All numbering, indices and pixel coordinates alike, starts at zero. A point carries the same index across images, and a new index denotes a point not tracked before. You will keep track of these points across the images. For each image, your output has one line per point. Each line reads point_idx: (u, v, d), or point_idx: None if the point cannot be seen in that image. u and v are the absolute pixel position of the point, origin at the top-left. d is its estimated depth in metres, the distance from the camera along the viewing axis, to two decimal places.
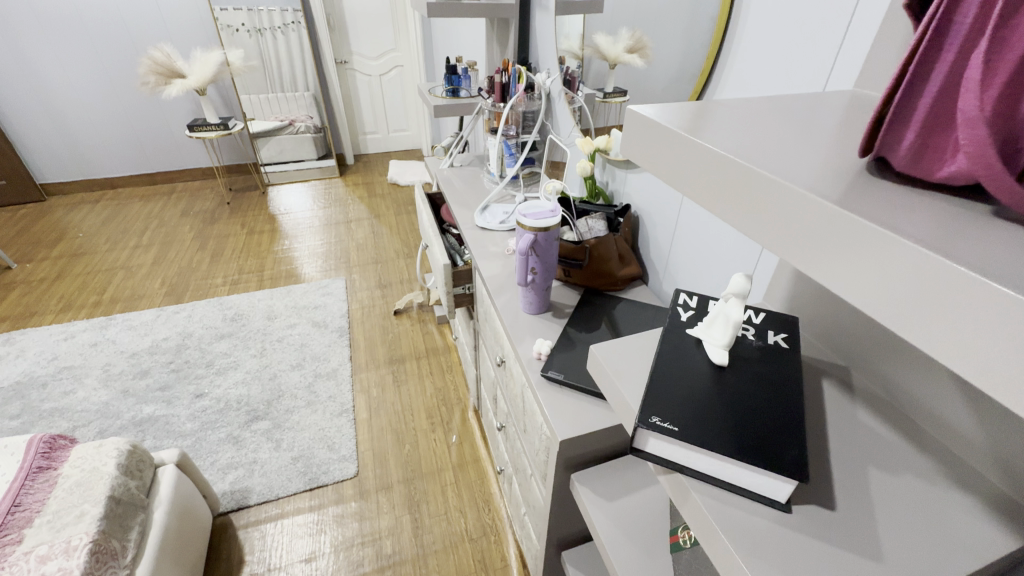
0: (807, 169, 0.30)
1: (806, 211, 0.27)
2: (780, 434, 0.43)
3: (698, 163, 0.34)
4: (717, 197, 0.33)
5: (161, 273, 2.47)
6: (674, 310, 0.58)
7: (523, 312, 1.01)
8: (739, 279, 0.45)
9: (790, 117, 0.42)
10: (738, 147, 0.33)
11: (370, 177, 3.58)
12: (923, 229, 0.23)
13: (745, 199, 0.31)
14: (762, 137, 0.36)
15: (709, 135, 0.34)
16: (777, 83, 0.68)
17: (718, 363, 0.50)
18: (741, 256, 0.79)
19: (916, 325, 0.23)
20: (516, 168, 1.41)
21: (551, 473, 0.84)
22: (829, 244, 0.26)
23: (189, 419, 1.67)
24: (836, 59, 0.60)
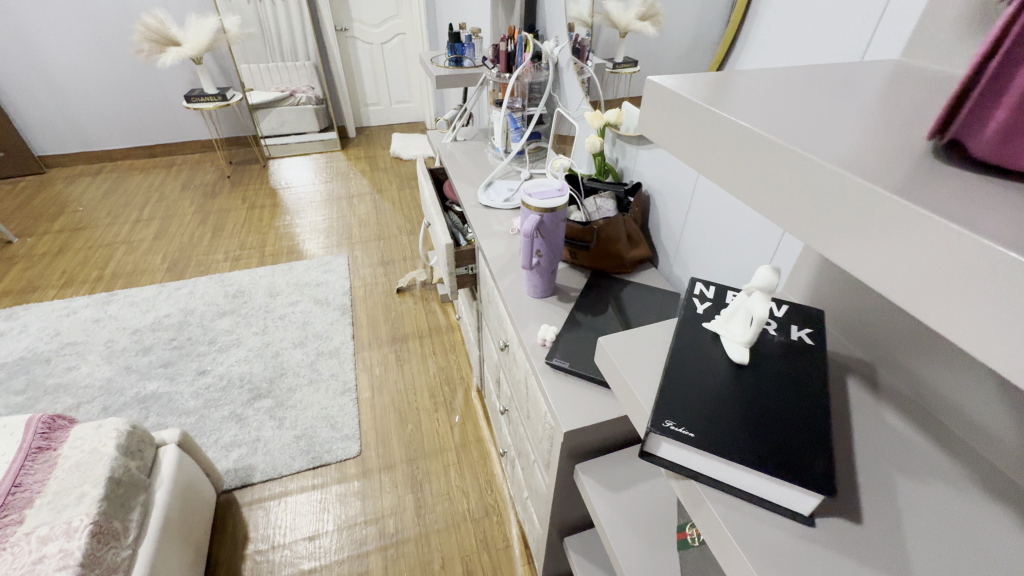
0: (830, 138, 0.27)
1: (822, 181, 0.25)
2: (801, 437, 0.40)
3: (723, 137, 0.30)
4: (729, 171, 0.30)
5: (161, 247, 2.45)
6: (689, 302, 0.54)
7: (527, 295, 0.97)
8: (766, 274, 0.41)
9: (823, 81, 0.38)
10: (767, 120, 0.30)
11: (372, 150, 3.50)
12: (952, 200, 0.21)
13: (760, 170, 0.28)
14: (799, 109, 0.32)
15: (726, 102, 0.32)
16: (808, 49, 0.62)
17: (738, 361, 0.46)
18: (760, 239, 0.74)
19: (926, 303, 0.21)
20: (522, 142, 1.35)
21: (553, 462, 0.82)
22: (845, 217, 0.24)
23: (193, 396, 1.67)
24: (880, 19, 0.53)
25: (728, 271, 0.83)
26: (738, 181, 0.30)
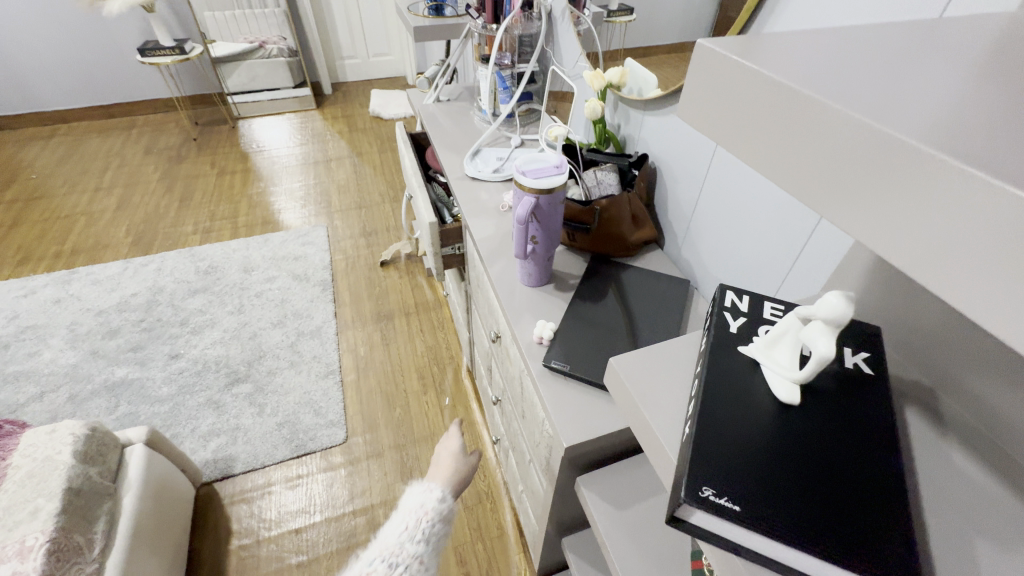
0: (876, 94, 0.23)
1: (854, 138, 0.21)
2: (864, 501, 0.33)
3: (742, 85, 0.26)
4: (744, 130, 0.26)
5: (125, 219, 2.28)
6: (719, 318, 0.44)
7: (520, 284, 0.88)
8: (839, 304, 0.32)
9: (880, 25, 0.31)
10: (797, 69, 0.25)
11: (350, 109, 3.27)
12: (1003, 158, 0.18)
13: (788, 133, 0.24)
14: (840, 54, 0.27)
15: (756, 50, 0.27)
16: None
17: (786, 401, 0.38)
18: (792, 218, 0.63)
19: (973, 294, 0.18)
20: (512, 105, 1.21)
21: (551, 471, 0.75)
22: (869, 184, 0.21)
23: (166, 382, 1.57)
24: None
25: (749, 254, 0.73)
26: (759, 149, 0.26)
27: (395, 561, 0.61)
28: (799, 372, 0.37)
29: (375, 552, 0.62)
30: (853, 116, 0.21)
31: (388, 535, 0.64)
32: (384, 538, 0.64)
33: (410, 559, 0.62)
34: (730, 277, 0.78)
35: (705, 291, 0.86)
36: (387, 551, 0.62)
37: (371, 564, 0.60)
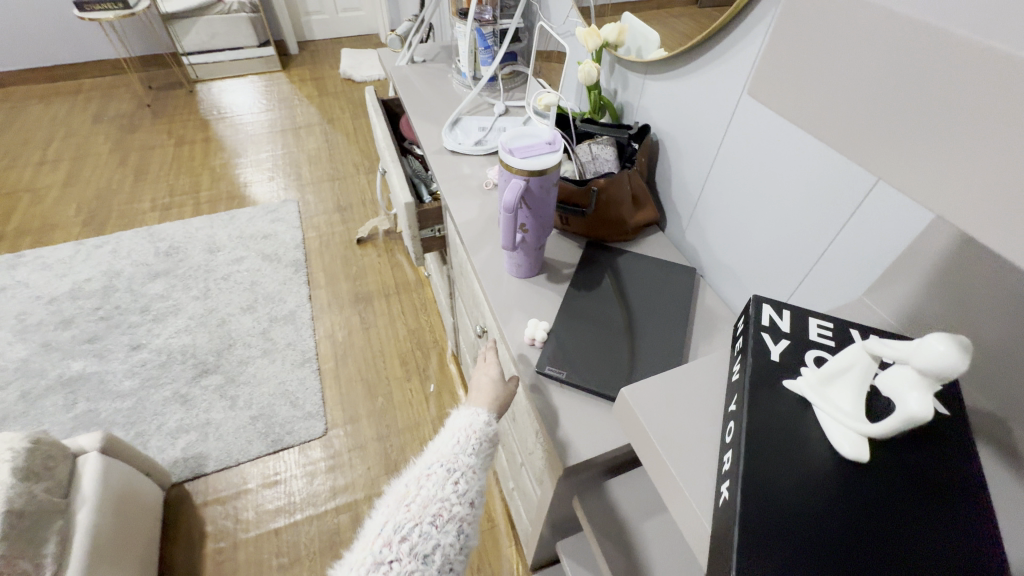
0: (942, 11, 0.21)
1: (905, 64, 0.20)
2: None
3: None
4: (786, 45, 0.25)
5: (74, 196, 2.09)
6: (758, 341, 0.36)
7: (508, 275, 0.78)
8: (950, 357, 0.24)
9: None
10: None
11: (319, 70, 3.03)
12: None
13: (840, 61, 0.23)
14: None
15: None
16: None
17: (852, 458, 0.30)
18: (832, 189, 0.53)
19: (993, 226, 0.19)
20: (494, 66, 1.08)
21: (547, 484, 0.68)
22: (911, 113, 0.20)
23: (127, 375, 1.46)
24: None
25: (773, 234, 0.63)
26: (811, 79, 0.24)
27: (451, 468, 0.57)
28: (872, 424, 0.29)
29: (431, 458, 0.58)
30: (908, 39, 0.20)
31: (441, 445, 0.59)
32: (437, 445, 0.60)
33: (467, 468, 0.57)
34: (744, 264, 0.70)
35: (712, 279, 0.78)
36: (443, 457, 0.57)
37: (428, 468, 0.57)
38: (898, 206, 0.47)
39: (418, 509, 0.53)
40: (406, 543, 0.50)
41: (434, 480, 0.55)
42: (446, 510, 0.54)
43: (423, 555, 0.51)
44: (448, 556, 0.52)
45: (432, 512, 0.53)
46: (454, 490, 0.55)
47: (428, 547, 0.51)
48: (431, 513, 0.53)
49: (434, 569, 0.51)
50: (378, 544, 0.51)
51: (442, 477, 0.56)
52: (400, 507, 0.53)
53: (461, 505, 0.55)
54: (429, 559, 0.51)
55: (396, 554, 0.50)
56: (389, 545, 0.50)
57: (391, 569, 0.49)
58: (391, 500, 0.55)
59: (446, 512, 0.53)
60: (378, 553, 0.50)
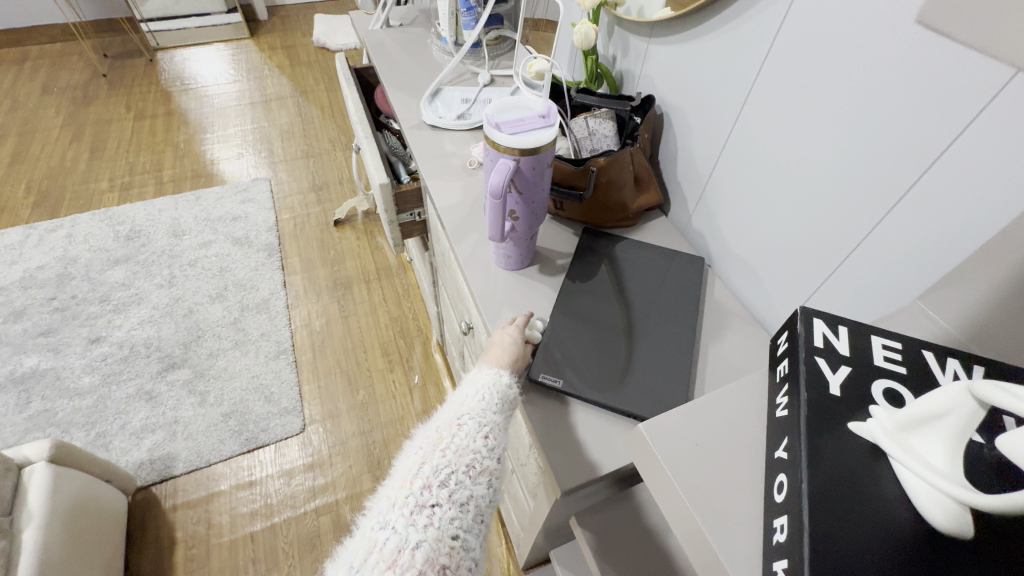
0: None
1: None
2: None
3: None
4: None
5: (23, 175, 1.92)
6: (811, 369, 0.29)
7: (497, 267, 0.70)
8: None
9: None
10: None
11: (291, 38, 2.83)
12: None
13: None
14: None
15: None
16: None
17: (951, 533, 0.23)
18: (881, 162, 0.45)
19: None
20: (478, 30, 0.97)
21: (541, 501, 0.61)
22: None
23: (86, 371, 1.36)
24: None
25: (798, 215, 0.56)
26: None
27: (481, 421, 0.50)
28: (977, 491, 0.22)
29: (459, 407, 0.51)
30: None
31: (467, 395, 0.53)
32: (463, 394, 0.53)
33: (498, 421, 0.51)
34: (760, 253, 0.63)
35: (722, 269, 0.71)
36: (474, 407, 0.51)
37: (458, 416, 0.50)
38: (969, 183, 0.39)
39: (455, 454, 0.47)
40: (446, 489, 0.45)
41: (467, 429, 0.49)
42: (478, 461, 0.48)
43: (460, 504, 0.45)
44: (481, 507, 0.46)
45: (468, 462, 0.47)
46: (488, 442, 0.49)
47: (465, 495, 0.45)
48: (467, 462, 0.47)
49: (472, 518, 0.45)
50: (417, 485, 0.45)
51: (475, 428, 0.49)
52: (435, 450, 0.47)
53: (494, 457, 0.49)
54: (466, 509, 0.45)
55: (436, 499, 0.44)
56: (428, 488, 0.44)
57: (432, 513, 0.43)
58: (422, 443, 0.49)
59: (481, 463, 0.48)
60: (418, 494, 0.44)
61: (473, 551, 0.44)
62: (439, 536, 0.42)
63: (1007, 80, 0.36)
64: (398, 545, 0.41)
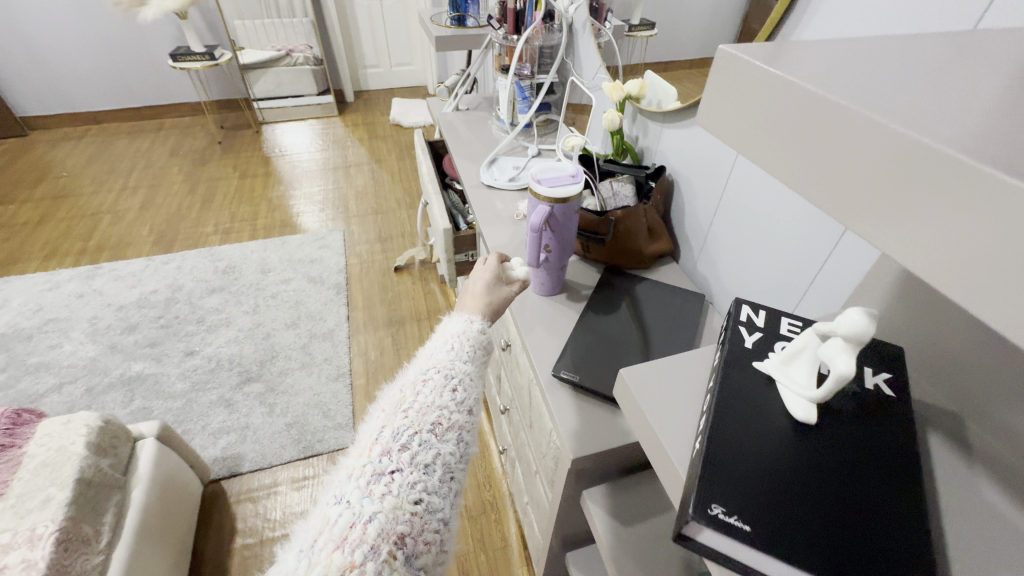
0: (877, 95, 0.23)
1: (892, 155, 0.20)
2: (878, 528, 0.31)
3: (770, 101, 0.25)
4: (770, 148, 0.26)
5: (149, 218, 2.33)
6: (735, 333, 0.43)
7: (533, 293, 0.87)
8: (858, 319, 0.31)
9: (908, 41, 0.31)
10: (828, 77, 0.25)
11: (371, 117, 3.32)
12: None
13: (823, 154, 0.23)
14: (864, 65, 0.27)
15: (784, 62, 0.26)
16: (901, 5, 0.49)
17: (802, 421, 0.36)
18: (813, 228, 0.61)
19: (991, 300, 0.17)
20: (530, 114, 1.21)
21: (557, 483, 0.73)
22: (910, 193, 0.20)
23: (179, 378, 1.59)
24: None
25: (766, 264, 0.71)
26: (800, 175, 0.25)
27: (449, 376, 0.57)
28: (816, 390, 0.36)
29: (425, 366, 0.59)
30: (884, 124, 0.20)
31: (435, 352, 0.60)
32: (431, 353, 0.61)
33: (463, 375, 0.58)
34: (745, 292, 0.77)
35: (720, 306, 0.85)
36: (441, 364, 0.58)
37: (424, 374, 0.57)
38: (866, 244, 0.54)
39: (417, 417, 0.53)
40: (408, 452, 0.51)
41: (432, 387, 0.56)
42: (444, 419, 0.54)
43: (424, 465, 0.51)
44: (447, 463, 0.53)
45: (431, 421, 0.53)
46: (452, 398, 0.56)
47: (429, 456, 0.51)
48: (430, 422, 0.53)
49: (436, 479, 0.51)
50: (379, 452, 0.50)
51: (440, 385, 0.56)
52: (398, 416, 0.53)
53: (459, 413, 0.56)
54: (430, 470, 0.51)
55: (397, 464, 0.50)
56: (390, 454, 0.50)
57: (392, 480, 0.49)
58: (387, 407, 0.55)
59: (445, 421, 0.54)
60: (377, 462, 0.49)
61: (437, 512, 0.50)
62: (397, 503, 0.48)
63: (838, 237, 0.58)
64: (352, 519, 0.46)
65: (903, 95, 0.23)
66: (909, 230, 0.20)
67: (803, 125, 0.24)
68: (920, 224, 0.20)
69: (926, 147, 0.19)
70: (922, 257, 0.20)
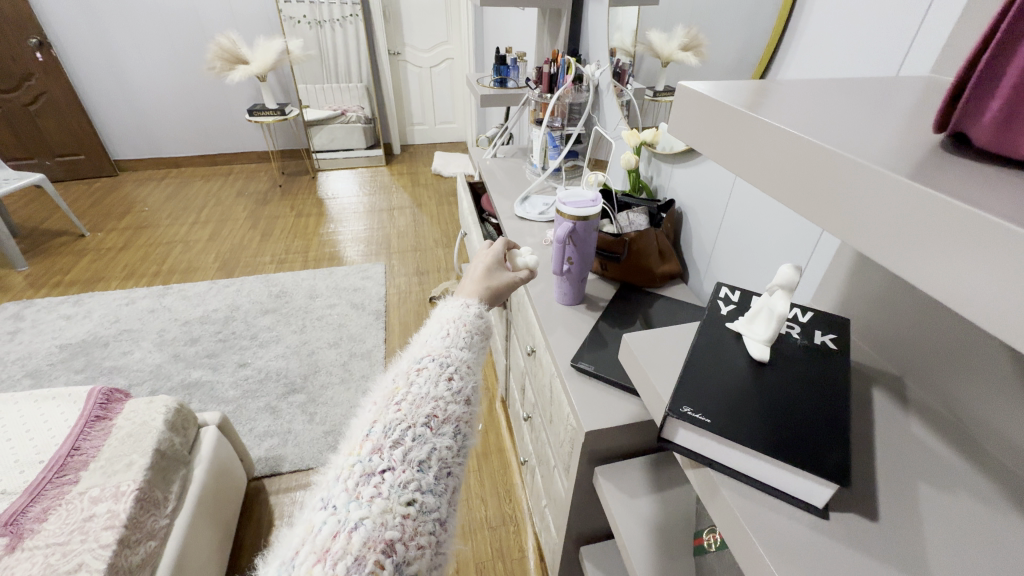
0: (862, 142, 0.28)
1: (853, 178, 0.26)
2: (819, 431, 0.41)
3: (757, 138, 0.32)
4: (763, 173, 0.33)
5: (215, 248, 2.60)
6: (714, 304, 0.55)
7: (556, 302, 1.00)
8: (789, 270, 0.44)
9: (856, 92, 0.40)
10: (797, 120, 0.32)
11: (415, 167, 3.64)
12: (955, 185, 0.23)
13: (801, 177, 0.30)
14: (821, 111, 0.35)
15: (765, 111, 0.34)
16: (844, 60, 0.63)
17: (758, 359, 0.47)
18: (796, 239, 0.73)
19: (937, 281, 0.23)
20: (559, 159, 1.40)
21: (573, 465, 0.82)
22: (869, 206, 0.26)
23: (232, 386, 1.75)
24: (919, 28, 0.54)
25: (760, 277, 0.82)
26: (786, 193, 0.31)
27: (443, 365, 0.52)
28: (763, 332, 0.48)
29: (420, 352, 0.54)
30: (845, 156, 0.27)
31: (430, 338, 0.56)
32: (426, 339, 0.56)
33: (460, 362, 0.54)
34: None
35: None
36: (434, 353, 0.53)
37: (418, 362, 0.52)
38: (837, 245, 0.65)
39: (410, 410, 0.48)
40: (400, 448, 0.46)
41: (426, 375, 0.51)
42: (440, 410, 0.49)
43: (417, 463, 0.46)
44: (444, 459, 0.48)
45: (426, 414, 0.48)
46: (448, 388, 0.51)
47: (423, 453, 0.46)
48: (425, 415, 0.48)
49: (432, 477, 0.46)
50: (366, 451, 0.45)
51: (435, 373, 0.51)
52: (389, 409, 0.48)
53: (456, 404, 0.51)
54: (425, 468, 0.46)
55: (386, 463, 0.45)
56: (378, 452, 0.45)
57: (381, 481, 0.44)
58: (378, 399, 0.50)
59: (442, 413, 0.49)
60: (366, 462, 0.44)
61: (432, 513, 0.45)
62: (387, 507, 0.42)
63: (817, 239, 0.69)
64: (336, 528, 0.41)
65: (857, 133, 0.30)
66: (872, 233, 0.26)
67: (782, 155, 0.31)
68: (880, 229, 0.25)
69: (907, 180, 0.24)
70: (915, 270, 0.24)
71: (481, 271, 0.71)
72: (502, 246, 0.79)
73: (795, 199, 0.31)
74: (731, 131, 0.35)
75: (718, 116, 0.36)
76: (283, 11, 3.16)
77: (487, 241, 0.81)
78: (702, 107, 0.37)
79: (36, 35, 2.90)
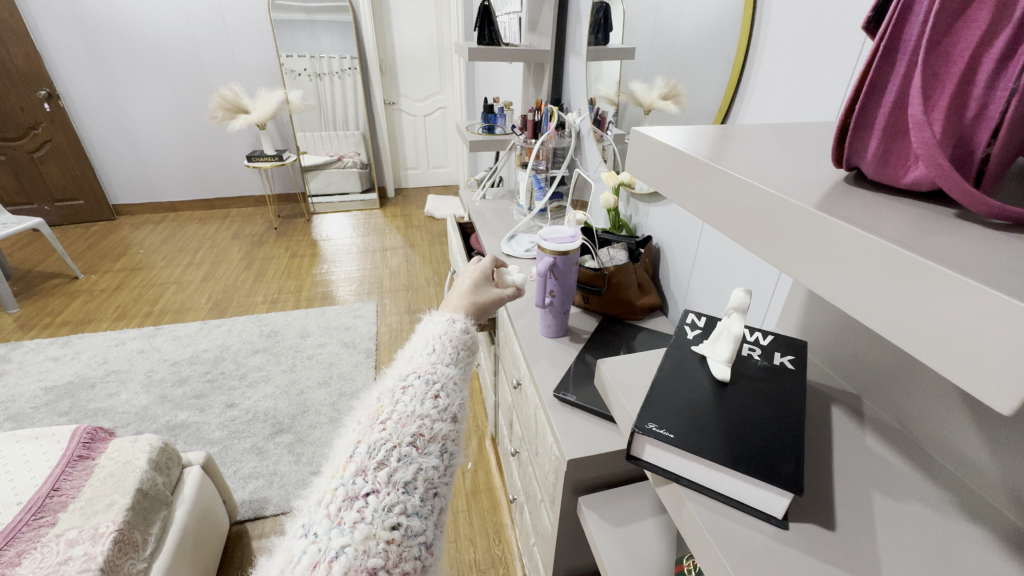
0: (801, 183, 0.31)
1: (796, 219, 0.29)
2: (780, 446, 0.43)
3: (711, 183, 0.35)
4: (718, 217, 0.35)
5: (208, 288, 2.62)
6: (681, 329, 0.59)
7: (540, 335, 1.03)
8: (737, 294, 0.50)
9: (800, 135, 0.44)
10: (738, 164, 0.35)
11: (408, 210, 3.74)
12: (881, 224, 0.26)
13: (754, 217, 0.32)
14: (764, 152, 0.38)
15: (713, 157, 0.37)
16: (790, 106, 0.70)
17: (720, 378, 0.50)
18: (760, 271, 0.77)
19: (870, 309, 0.25)
20: (545, 199, 1.47)
21: (558, 496, 0.83)
22: (812, 244, 0.28)
23: (219, 427, 1.73)
24: (850, 82, 0.60)
25: None
26: (741, 231, 0.33)
27: (430, 382, 0.53)
28: (724, 354, 0.51)
29: (405, 370, 0.55)
30: (784, 201, 0.29)
31: (416, 355, 0.57)
32: (412, 357, 0.57)
33: (446, 379, 0.55)
34: None
35: None
36: (420, 369, 0.54)
37: (404, 380, 0.53)
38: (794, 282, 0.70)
39: (395, 430, 0.48)
40: (384, 470, 0.46)
41: (412, 394, 0.51)
42: (427, 429, 0.50)
43: (403, 485, 0.46)
44: (430, 480, 0.48)
45: (412, 433, 0.48)
46: (434, 406, 0.51)
47: (411, 472, 0.47)
48: (411, 434, 0.48)
49: (418, 499, 0.46)
50: (350, 473, 0.45)
51: (421, 391, 0.52)
52: (374, 429, 0.48)
53: (442, 422, 0.51)
54: (410, 489, 0.46)
55: (369, 488, 0.44)
56: (362, 475, 0.45)
57: (365, 505, 0.43)
58: (362, 419, 0.50)
59: (428, 432, 0.50)
60: (350, 485, 0.44)
61: (418, 537, 0.45)
62: (371, 532, 0.42)
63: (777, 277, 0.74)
64: (316, 558, 0.40)
65: (798, 176, 0.33)
66: (819, 265, 0.28)
67: (733, 198, 0.33)
68: (823, 263, 0.28)
69: (839, 223, 0.26)
70: (847, 298, 0.26)
71: (468, 286, 0.74)
72: (490, 263, 0.82)
73: (742, 234, 0.33)
74: (685, 172, 0.38)
75: (674, 164, 0.39)
76: (285, 65, 3.32)
77: (476, 258, 0.84)
78: (662, 154, 0.40)
79: (46, 87, 3.03)
